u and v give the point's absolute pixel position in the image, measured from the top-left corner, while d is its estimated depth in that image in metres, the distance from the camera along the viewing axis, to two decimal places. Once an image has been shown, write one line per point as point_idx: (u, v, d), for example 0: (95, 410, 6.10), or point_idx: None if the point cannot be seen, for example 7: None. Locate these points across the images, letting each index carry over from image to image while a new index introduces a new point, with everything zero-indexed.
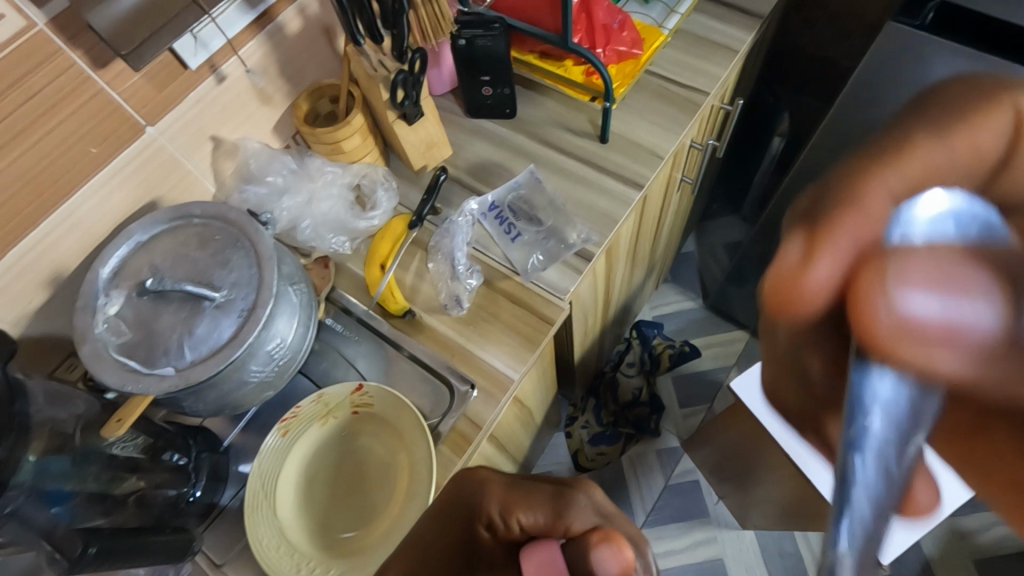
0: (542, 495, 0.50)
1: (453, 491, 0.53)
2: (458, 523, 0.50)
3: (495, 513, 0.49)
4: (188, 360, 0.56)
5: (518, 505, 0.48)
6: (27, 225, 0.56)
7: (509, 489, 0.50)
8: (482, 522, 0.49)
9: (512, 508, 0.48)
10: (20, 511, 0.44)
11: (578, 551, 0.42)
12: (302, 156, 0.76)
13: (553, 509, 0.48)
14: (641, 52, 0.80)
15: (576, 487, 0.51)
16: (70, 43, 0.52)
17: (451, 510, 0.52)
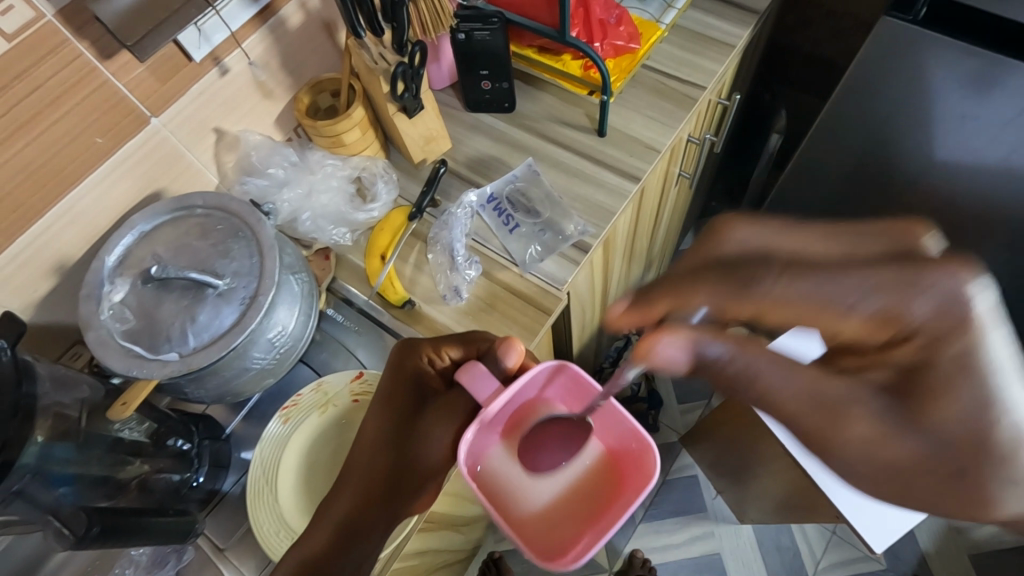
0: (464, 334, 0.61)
1: (399, 357, 0.60)
2: (401, 373, 0.60)
3: (431, 353, 0.60)
4: (191, 346, 0.57)
5: (446, 344, 0.60)
6: (32, 215, 0.57)
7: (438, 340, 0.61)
8: (423, 364, 0.60)
9: (439, 349, 0.60)
10: (25, 491, 0.46)
11: (489, 357, 0.58)
12: (303, 149, 0.77)
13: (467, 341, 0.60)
14: (638, 46, 0.82)
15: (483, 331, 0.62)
16: (77, 35, 0.53)
17: (399, 367, 0.60)
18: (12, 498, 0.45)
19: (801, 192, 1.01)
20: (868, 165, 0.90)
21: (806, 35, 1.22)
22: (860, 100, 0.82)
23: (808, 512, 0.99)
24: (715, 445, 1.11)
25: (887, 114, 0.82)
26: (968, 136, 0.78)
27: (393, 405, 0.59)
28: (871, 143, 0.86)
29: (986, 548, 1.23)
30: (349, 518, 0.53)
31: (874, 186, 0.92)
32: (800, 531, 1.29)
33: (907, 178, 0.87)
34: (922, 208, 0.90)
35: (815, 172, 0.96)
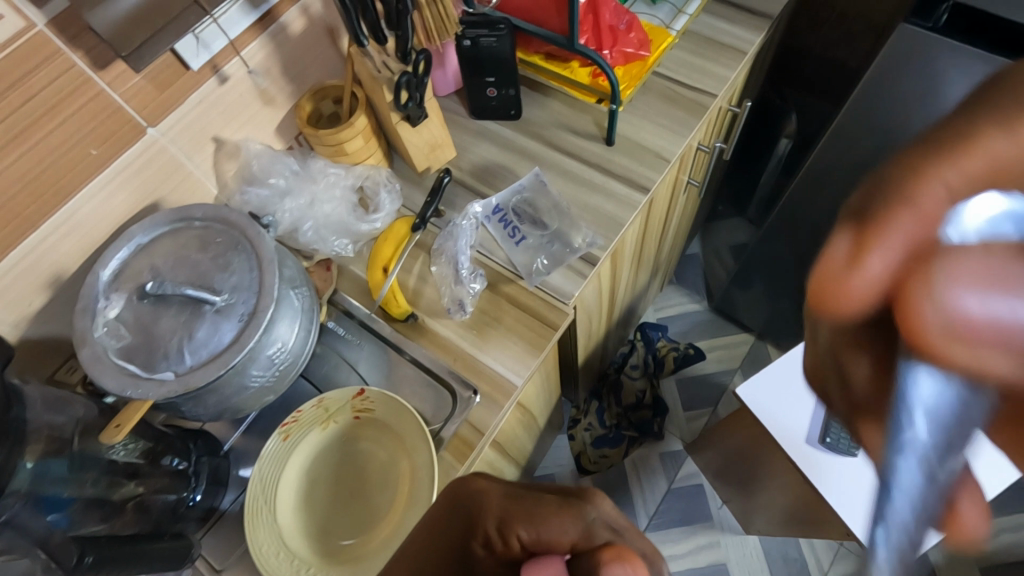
0: (548, 503, 0.49)
1: (456, 513, 0.52)
2: (457, 525, 0.51)
3: (492, 529, 0.49)
4: (188, 364, 0.56)
5: (517, 520, 0.49)
6: (27, 228, 0.56)
7: (510, 501, 0.50)
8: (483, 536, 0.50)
9: (501, 516, 0.49)
10: (14, 519, 0.42)
11: (585, 566, 0.44)
12: (305, 157, 0.75)
13: (554, 517, 0.48)
14: (648, 53, 0.80)
15: (590, 493, 0.50)
16: (70, 44, 0.52)
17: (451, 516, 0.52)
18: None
19: (808, 201, 1.01)
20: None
21: (818, 39, 1.19)
22: (873, 110, 0.81)
23: (816, 526, 0.98)
24: (728, 455, 1.09)
25: (903, 121, 0.81)
26: None
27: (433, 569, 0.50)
28: (883, 148, 0.85)
29: (999, 560, 1.20)
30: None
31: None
32: (807, 542, 1.28)
33: None
34: None
35: (827, 175, 0.94)
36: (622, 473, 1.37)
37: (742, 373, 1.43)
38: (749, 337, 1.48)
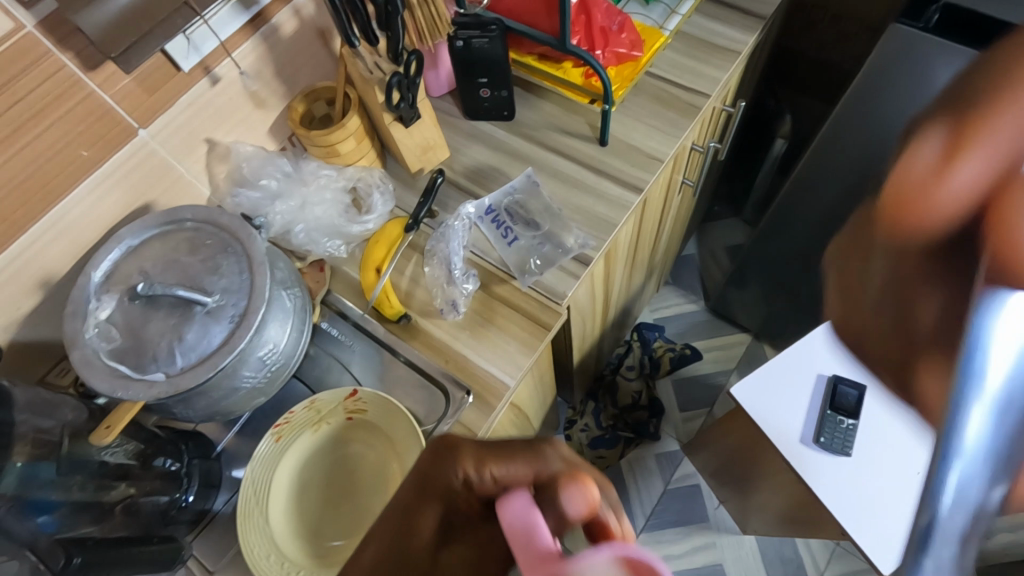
0: (516, 444, 0.47)
1: (428, 463, 0.49)
2: (431, 480, 0.48)
3: (470, 470, 0.46)
4: (178, 366, 0.56)
5: (491, 458, 0.46)
6: (17, 230, 0.56)
7: (482, 447, 0.48)
8: (458, 479, 0.47)
9: (478, 458, 0.47)
10: None
11: (550, 498, 0.42)
12: (298, 159, 0.75)
13: (523, 458, 0.46)
14: (641, 54, 0.79)
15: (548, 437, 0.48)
16: (59, 46, 0.51)
17: (424, 478, 0.48)
18: None
19: (802, 201, 1.02)
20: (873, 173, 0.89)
21: (811, 40, 1.21)
22: (865, 107, 0.81)
23: (811, 526, 0.98)
24: (723, 455, 1.09)
25: (895, 119, 0.81)
26: None
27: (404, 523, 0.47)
28: (875, 147, 0.85)
29: None
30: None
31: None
32: (804, 542, 1.28)
33: None
34: None
35: (821, 174, 0.95)
36: (619, 473, 1.37)
37: (738, 373, 1.43)
38: (745, 338, 1.48)
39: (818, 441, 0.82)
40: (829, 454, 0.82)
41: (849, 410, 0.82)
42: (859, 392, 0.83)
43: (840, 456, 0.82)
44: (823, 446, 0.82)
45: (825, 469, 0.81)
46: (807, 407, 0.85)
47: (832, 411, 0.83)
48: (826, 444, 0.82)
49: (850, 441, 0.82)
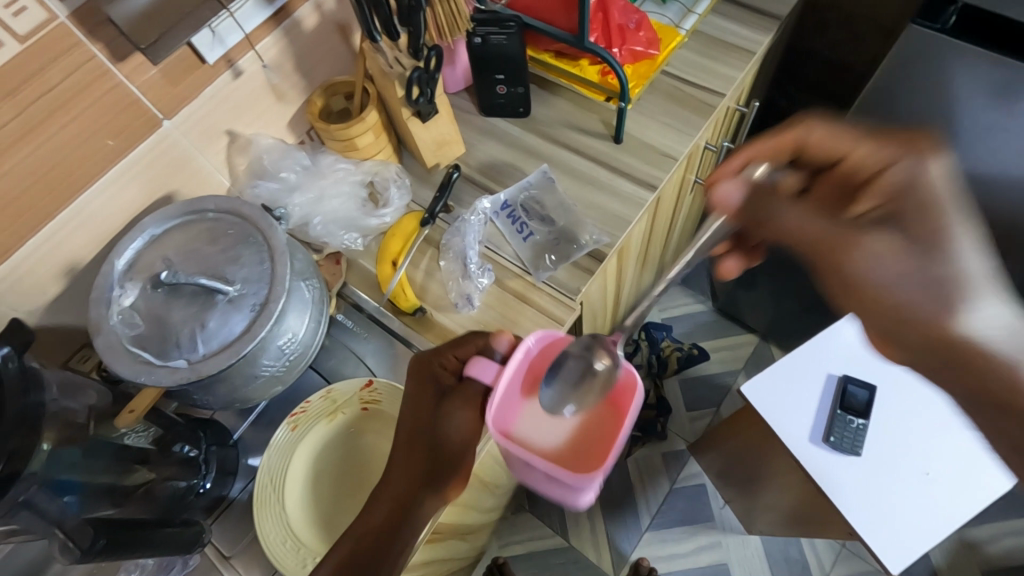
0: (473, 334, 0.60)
1: (416, 363, 0.59)
2: (419, 375, 0.59)
3: (444, 354, 0.59)
4: (200, 353, 0.56)
5: (454, 343, 0.59)
6: (44, 217, 0.56)
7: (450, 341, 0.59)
8: (440, 367, 0.58)
9: (450, 350, 0.59)
10: (32, 501, 0.43)
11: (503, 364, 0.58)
12: (316, 152, 0.76)
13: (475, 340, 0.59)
14: (657, 52, 0.80)
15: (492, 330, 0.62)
16: (90, 36, 0.52)
17: (419, 372, 0.58)
18: (19, 509, 0.42)
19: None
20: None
21: (823, 41, 1.20)
22: (879, 106, 0.82)
23: (816, 527, 0.98)
24: (730, 455, 1.10)
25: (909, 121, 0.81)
26: (990, 150, 0.76)
27: (419, 405, 0.58)
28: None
29: (1001, 564, 1.20)
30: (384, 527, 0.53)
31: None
32: (809, 543, 1.28)
33: None
34: None
35: None
36: (624, 472, 1.38)
37: (745, 374, 1.44)
38: (753, 338, 1.48)
39: (828, 440, 0.82)
40: (839, 454, 0.81)
41: (859, 410, 0.82)
42: (868, 392, 0.84)
43: (851, 456, 0.81)
44: (834, 446, 0.81)
45: (835, 470, 0.81)
46: (817, 406, 0.85)
47: (842, 410, 0.83)
48: (836, 443, 0.81)
49: (860, 441, 0.81)
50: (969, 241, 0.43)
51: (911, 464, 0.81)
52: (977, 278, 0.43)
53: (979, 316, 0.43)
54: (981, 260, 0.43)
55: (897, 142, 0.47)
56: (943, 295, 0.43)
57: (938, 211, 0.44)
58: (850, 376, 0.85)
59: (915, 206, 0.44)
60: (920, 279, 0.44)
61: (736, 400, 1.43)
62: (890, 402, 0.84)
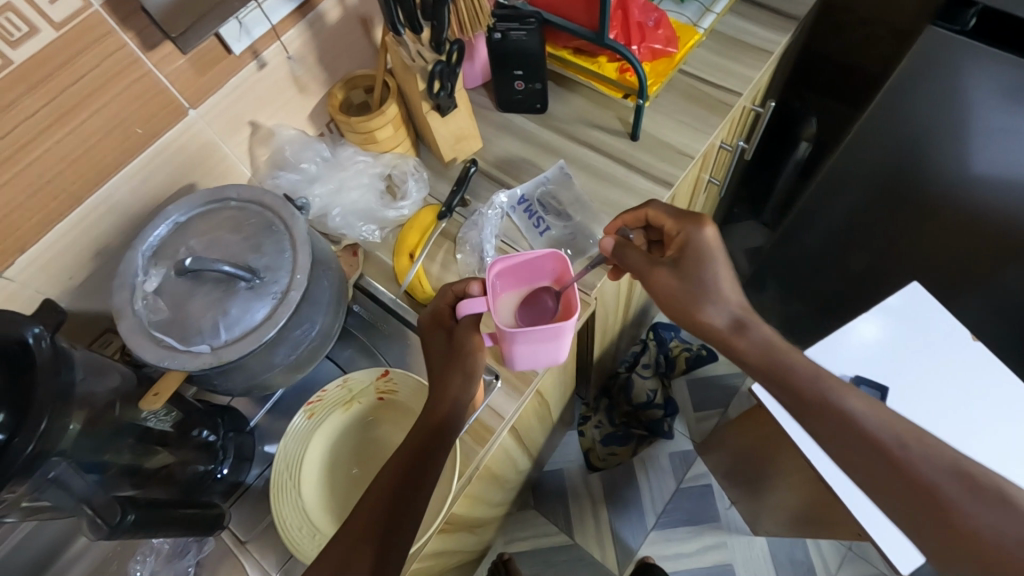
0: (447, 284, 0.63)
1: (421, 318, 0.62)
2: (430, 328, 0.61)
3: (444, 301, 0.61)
4: (223, 339, 0.57)
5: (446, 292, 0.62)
6: (72, 203, 0.57)
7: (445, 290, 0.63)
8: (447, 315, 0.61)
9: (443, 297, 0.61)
10: (59, 478, 0.44)
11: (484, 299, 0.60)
12: (335, 144, 0.77)
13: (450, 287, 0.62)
14: (675, 50, 0.80)
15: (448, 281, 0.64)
16: (122, 25, 0.53)
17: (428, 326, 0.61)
18: (46, 485, 0.44)
19: (825, 202, 1.02)
20: (899, 174, 0.90)
21: (838, 42, 1.20)
22: (895, 107, 0.82)
23: (821, 528, 0.98)
24: (737, 454, 1.10)
25: (924, 122, 0.82)
26: (1007, 149, 0.78)
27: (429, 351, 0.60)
28: (905, 148, 0.86)
29: None
30: (402, 477, 0.50)
31: (904, 194, 0.92)
32: (815, 545, 1.28)
33: (939, 190, 0.88)
34: (954, 220, 0.90)
35: (848, 175, 0.95)
36: (631, 470, 1.38)
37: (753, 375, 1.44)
38: None
39: None
40: None
41: None
42: (880, 394, 0.83)
43: None
44: None
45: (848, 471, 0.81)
46: None
47: None
48: None
49: None
50: (725, 269, 0.56)
51: None
52: (725, 291, 0.55)
53: (717, 309, 0.54)
54: (732, 286, 0.55)
55: (687, 215, 0.60)
56: (700, 292, 0.55)
57: (707, 252, 0.57)
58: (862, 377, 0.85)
59: (697, 247, 0.57)
60: (677, 280, 0.56)
61: (744, 401, 1.43)
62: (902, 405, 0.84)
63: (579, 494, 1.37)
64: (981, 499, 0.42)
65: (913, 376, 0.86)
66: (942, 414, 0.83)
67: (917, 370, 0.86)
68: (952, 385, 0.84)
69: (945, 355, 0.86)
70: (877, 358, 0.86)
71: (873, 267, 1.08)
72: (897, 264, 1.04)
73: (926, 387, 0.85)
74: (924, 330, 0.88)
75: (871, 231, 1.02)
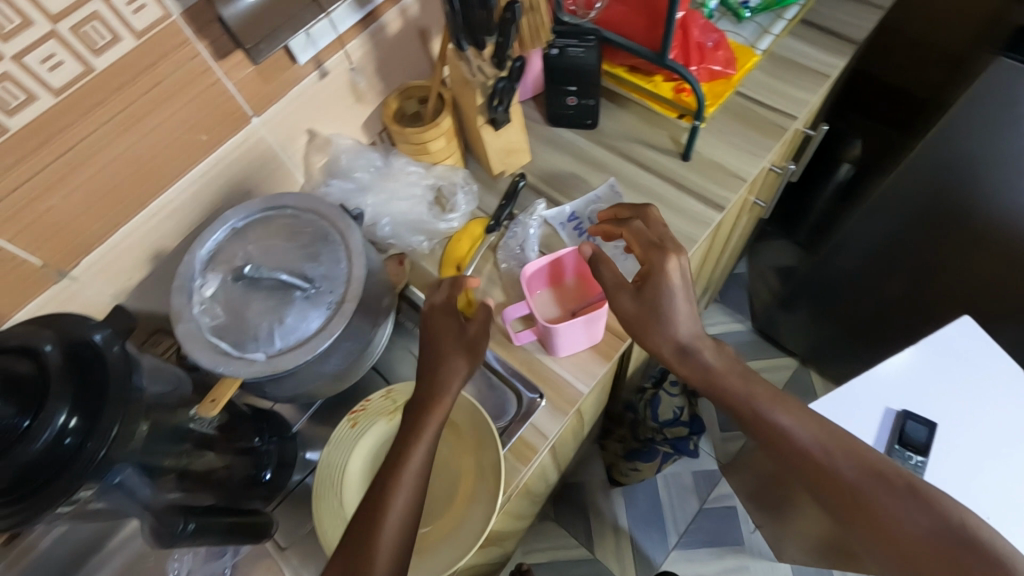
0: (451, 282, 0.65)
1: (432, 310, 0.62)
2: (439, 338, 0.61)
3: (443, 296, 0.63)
4: (277, 347, 0.58)
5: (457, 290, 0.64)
6: (137, 207, 0.58)
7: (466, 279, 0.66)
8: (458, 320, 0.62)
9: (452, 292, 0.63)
10: (125, 482, 0.45)
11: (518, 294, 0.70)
12: (387, 153, 0.77)
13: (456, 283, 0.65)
14: (734, 72, 0.79)
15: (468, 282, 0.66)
16: (197, 35, 0.54)
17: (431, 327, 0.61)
18: (112, 489, 0.45)
19: (865, 226, 1.00)
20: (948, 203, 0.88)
21: (887, 64, 1.21)
22: (947, 133, 0.81)
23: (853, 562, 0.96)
24: (759, 475, 1.07)
25: (988, 154, 0.80)
26: None
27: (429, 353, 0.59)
28: (951, 175, 0.85)
29: None
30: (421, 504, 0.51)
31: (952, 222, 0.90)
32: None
33: (990, 220, 0.86)
34: (1007, 252, 0.87)
35: (896, 201, 0.93)
36: (654, 487, 1.37)
37: None
38: (792, 362, 1.44)
39: None
40: None
41: (919, 448, 0.79)
42: (928, 430, 0.80)
43: None
44: None
45: None
46: (872, 441, 0.82)
47: (900, 446, 0.80)
48: None
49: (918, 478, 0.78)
50: (684, 299, 0.59)
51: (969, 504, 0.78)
52: (679, 316, 0.59)
53: (664, 340, 0.59)
54: (687, 313, 0.59)
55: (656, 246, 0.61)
56: (654, 317, 0.59)
57: (668, 284, 0.59)
58: (910, 413, 0.82)
59: (657, 280, 0.59)
60: (636, 307, 0.60)
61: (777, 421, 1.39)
62: (950, 443, 0.82)
63: (600, 508, 1.36)
64: (891, 491, 0.52)
65: (952, 408, 0.84)
66: (982, 445, 0.81)
67: (961, 404, 0.84)
68: (982, 404, 0.83)
69: (982, 386, 0.84)
70: (923, 393, 0.84)
71: (914, 295, 1.05)
72: (943, 294, 1.01)
73: (974, 421, 0.83)
74: (971, 364, 0.85)
75: (916, 259, 0.99)
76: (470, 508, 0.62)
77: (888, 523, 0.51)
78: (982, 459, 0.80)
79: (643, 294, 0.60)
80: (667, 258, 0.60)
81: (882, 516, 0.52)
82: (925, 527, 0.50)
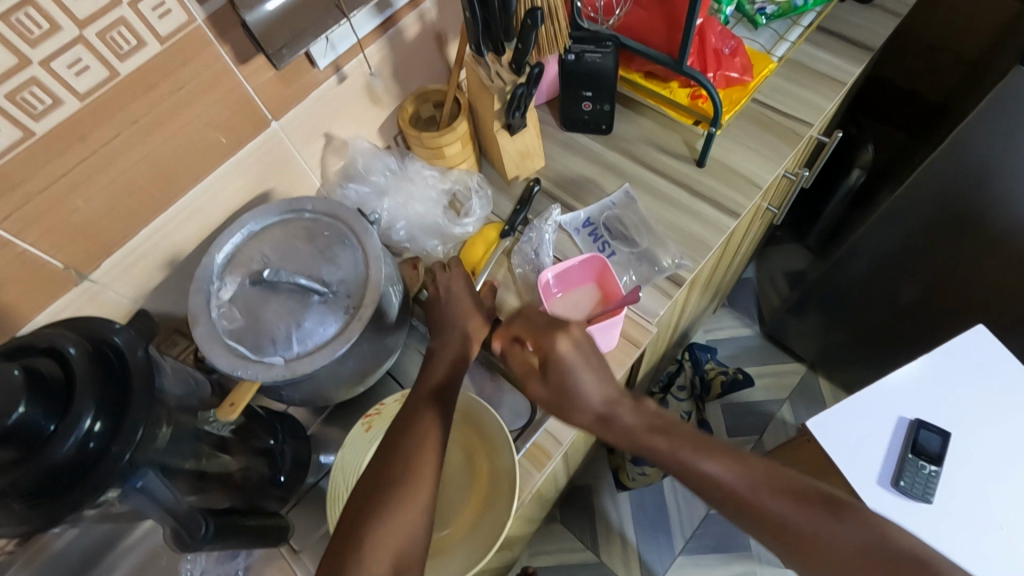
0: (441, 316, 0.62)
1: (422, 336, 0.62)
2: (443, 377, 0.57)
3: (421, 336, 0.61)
4: (295, 352, 0.58)
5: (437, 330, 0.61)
6: (157, 210, 0.59)
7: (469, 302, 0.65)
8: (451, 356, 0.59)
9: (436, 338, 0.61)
10: (147, 486, 0.44)
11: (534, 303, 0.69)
12: (403, 157, 0.77)
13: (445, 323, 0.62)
14: (751, 79, 0.79)
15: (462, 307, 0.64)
16: (220, 39, 0.54)
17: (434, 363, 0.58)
18: (134, 493, 0.44)
19: (878, 232, 1.00)
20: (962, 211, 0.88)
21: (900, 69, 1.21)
22: (963, 140, 0.81)
23: None
24: None
25: (1003, 162, 0.79)
26: None
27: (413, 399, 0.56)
28: (967, 183, 0.84)
29: None
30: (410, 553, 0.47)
31: (967, 229, 0.90)
32: None
33: (1005, 227, 0.85)
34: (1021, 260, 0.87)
35: (909, 207, 0.93)
36: (661, 491, 1.37)
37: (790, 404, 1.39)
38: (800, 367, 1.43)
39: (897, 484, 0.79)
40: (907, 499, 0.78)
41: (932, 457, 0.79)
42: (942, 440, 0.81)
43: (920, 503, 0.78)
44: (902, 490, 0.78)
45: (903, 516, 0.77)
46: (885, 449, 0.82)
47: (913, 455, 0.80)
48: (906, 488, 0.78)
49: (932, 488, 0.78)
50: (588, 375, 0.55)
51: (982, 515, 0.77)
52: (586, 397, 0.54)
53: (580, 415, 0.55)
54: (596, 387, 0.55)
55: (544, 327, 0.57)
56: (566, 401, 0.55)
57: (569, 363, 0.55)
58: (923, 422, 0.82)
59: (556, 362, 0.55)
60: (546, 392, 0.56)
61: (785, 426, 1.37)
62: (965, 453, 0.81)
63: (607, 512, 1.36)
64: (828, 513, 0.50)
65: (968, 418, 0.83)
66: (999, 459, 0.80)
67: (976, 414, 0.83)
68: (999, 416, 0.82)
69: (998, 397, 0.83)
70: (936, 401, 0.84)
71: (926, 302, 1.04)
72: (955, 301, 1.01)
73: (990, 431, 0.82)
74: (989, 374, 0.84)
75: (929, 265, 0.99)
76: (485, 513, 0.62)
77: (830, 562, 0.48)
78: (997, 474, 0.79)
79: (549, 379, 0.56)
80: (557, 340, 0.56)
81: (823, 546, 0.48)
82: (862, 549, 0.48)
